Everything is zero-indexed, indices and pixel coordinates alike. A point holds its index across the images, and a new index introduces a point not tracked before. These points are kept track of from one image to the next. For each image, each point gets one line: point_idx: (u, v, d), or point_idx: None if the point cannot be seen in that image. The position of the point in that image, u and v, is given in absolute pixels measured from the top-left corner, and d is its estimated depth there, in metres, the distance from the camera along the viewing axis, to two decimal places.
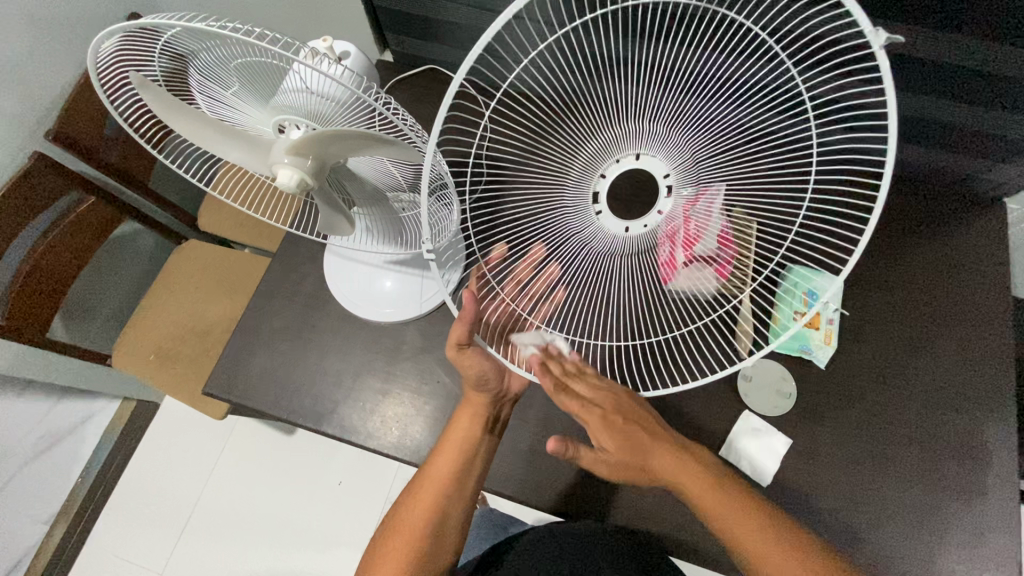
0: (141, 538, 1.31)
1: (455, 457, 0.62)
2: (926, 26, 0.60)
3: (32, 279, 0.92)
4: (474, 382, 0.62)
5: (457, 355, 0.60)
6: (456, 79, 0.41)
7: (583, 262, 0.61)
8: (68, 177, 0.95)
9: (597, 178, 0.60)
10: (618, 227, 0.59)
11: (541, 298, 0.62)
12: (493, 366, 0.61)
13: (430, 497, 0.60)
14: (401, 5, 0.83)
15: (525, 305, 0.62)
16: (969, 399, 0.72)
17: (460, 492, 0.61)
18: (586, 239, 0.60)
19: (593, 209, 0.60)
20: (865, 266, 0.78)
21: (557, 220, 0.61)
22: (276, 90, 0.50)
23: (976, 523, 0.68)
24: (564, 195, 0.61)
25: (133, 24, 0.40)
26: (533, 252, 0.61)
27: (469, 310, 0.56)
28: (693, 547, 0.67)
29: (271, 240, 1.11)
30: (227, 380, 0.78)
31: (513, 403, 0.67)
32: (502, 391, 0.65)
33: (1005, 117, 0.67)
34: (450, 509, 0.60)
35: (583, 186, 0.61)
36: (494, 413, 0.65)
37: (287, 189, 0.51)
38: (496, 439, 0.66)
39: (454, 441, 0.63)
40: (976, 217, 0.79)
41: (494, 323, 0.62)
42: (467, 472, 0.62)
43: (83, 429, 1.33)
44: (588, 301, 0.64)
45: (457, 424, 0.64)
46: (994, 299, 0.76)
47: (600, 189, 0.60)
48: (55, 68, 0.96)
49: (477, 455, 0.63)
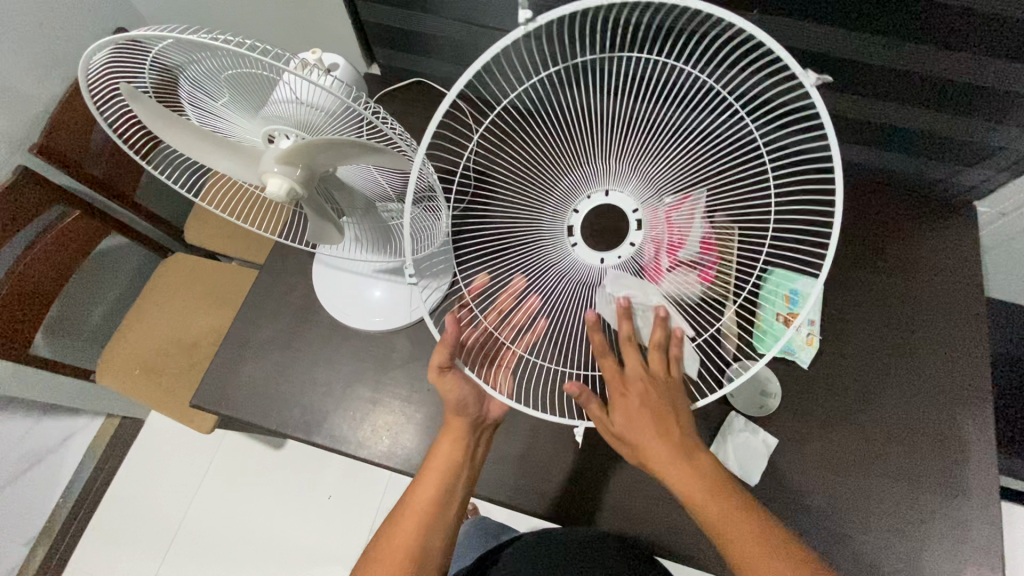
0: (122, 559, 1.28)
1: (439, 479, 0.62)
2: (902, 39, 0.62)
3: (15, 295, 0.91)
4: (456, 408, 0.63)
5: (437, 379, 0.61)
6: (448, 96, 0.46)
7: (560, 296, 0.62)
8: (50, 190, 0.95)
9: (570, 213, 0.61)
10: (595, 260, 0.60)
11: (522, 327, 0.65)
12: (473, 390, 0.63)
13: (414, 523, 0.60)
14: (387, 20, 0.84)
15: (507, 334, 0.65)
16: (947, 395, 0.74)
17: (442, 518, 0.61)
18: (564, 270, 0.61)
19: (569, 242, 0.61)
20: (844, 269, 0.80)
21: (536, 254, 0.62)
22: (265, 100, 0.51)
23: (959, 518, 0.69)
24: (541, 228, 0.62)
25: (124, 37, 0.40)
26: (513, 286, 0.62)
27: (451, 334, 0.58)
28: (683, 546, 0.68)
29: (259, 253, 1.11)
30: (216, 392, 0.77)
31: (495, 430, 0.68)
32: (482, 415, 0.65)
33: (977, 123, 0.70)
34: (433, 535, 0.60)
35: (558, 219, 0.62)
36: (477, 438, 0.65)
37: (277, 199, 0.51)
38: (478, 464, 0.65)
39: (438, 463, 0.62)
40: (947, 221, 0.82)
41: (474, 346, 0.65)
42: (452, 495, 0.62)
43: (66, 447, 1.31)
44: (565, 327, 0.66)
45: (441, 448, 0.63)
46: (968, 299, 0.78)
47: (574, 222, 0.61)
48: (41, 83, 0.97)
49: (460, 478, 0.63)
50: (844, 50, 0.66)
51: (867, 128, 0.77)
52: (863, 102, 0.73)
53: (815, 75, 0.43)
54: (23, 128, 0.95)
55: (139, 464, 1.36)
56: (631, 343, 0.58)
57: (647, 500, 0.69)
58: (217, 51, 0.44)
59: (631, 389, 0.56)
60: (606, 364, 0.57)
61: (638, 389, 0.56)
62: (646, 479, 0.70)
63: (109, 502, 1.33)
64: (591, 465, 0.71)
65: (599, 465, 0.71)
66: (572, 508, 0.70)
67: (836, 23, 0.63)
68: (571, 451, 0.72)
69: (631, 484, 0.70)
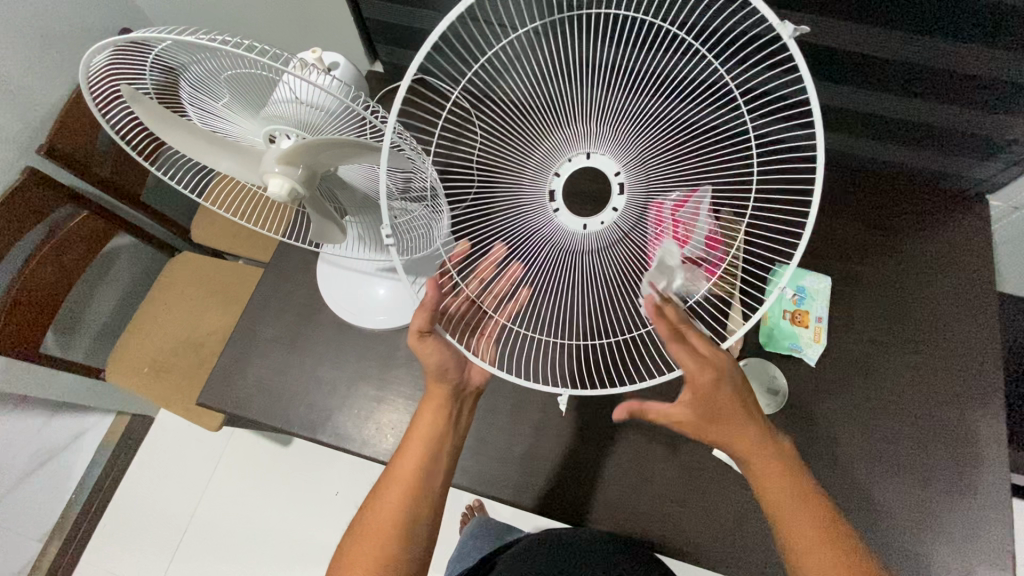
0: (132, 555, 1.30)
1: (420, 449, 0.61)
2: (920, 32, 0.61)
3: (25, 295, 0.92)
4: (435, 374, 0.62)
5: (418, 344, 0.60)
6: (408, 73, 0.45)
7: (542, 263, 0.60)
8: (58, 190, 0.95)
9: (551, 177, 0.61)
10: (577, 226, 0.60)
11: (504, 295, 0.63)
12: (453, 355, 0.62)
13: (398, 495, 0.59)
14: (389, 17, 0.84)
15: (489, 303, 0.63)
16: (958, 393, 0.73)
17: (427, 488, 0.61)
18: (546, 237, 0.60)
19: (550, 208, 0.61)
20: (851, 264, 0.79)
21: (517, 219, 0.61)
22: (266, 101, 0.51)
23: (970, 517, 0.68)
24: (521, 192, 0.61)
25: (124, 39, 0.40)
26: (493, 252, 0.60)
27: (429, 299, 0.57)
28: (690, 544, 0.68)
29: (264, 251, 1.11)
30: (222, 391, 0.78)
31: (476, 397, 0.68)
32: (463, 383, 0.65)
33: (990, 117, 0.68)
34: (421, 503, 0.60)
35: (539, 182, 0.61)
36: (458, 404, 0.65)
37: (279, 199, 0.51)
38: (459, 433, 0.66)
39: (419, 431, 0.62)
40: (959, 214, 0.80)
41: (455, 315, 0.62)
42: (435, 464, 0.62)
43: (77, 444, 1.33)
44: (551, 297, 0.63)
45: (422, 416, 0.63)
46: (981, 294, 0.77)
47: (555, 186, 0.61)
48: (47, 83, 0.97)
49: (443, 445, 0.63)
50: (854, 43, 0.64)
51: (873, 122, 0.76)
52: (874, 96, 0.72)
53: (794, 31, 0.43)
54: (29, 129, 0.96)
55: (148, 462, 1.37)
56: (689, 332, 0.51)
57: (654, 497, 0.69)
58: (216, 52, 0.44)
59: (705, 380, 0.51)
60: (674, 349, 0.51)
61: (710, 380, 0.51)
62: (650, 476, 0.70)
63: (120, 498, 1.35)
64: (597, 462, 0.71)
65: (604, 462, 0.71)
66: (575, 506, 0.70)
67: (843, 15, 0.62)
68: (575, 447, 0.72)
69: (635, 481, 0.70)
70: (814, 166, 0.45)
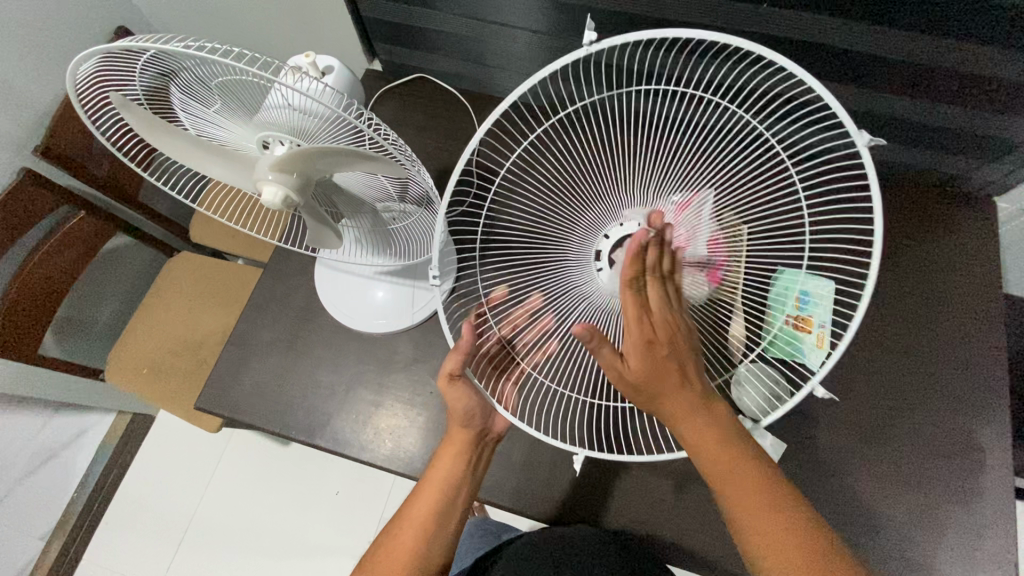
0: (134, 553, 1.30)
1: (438, 493, 0.61)
2: (934, 30, 0.59)
3: (23, 297, 0.92)
4: (462, 418, 0.62)
5: (446, 386, 0.60)
6: (500, 107, 0.48)
7: (576, 317, 0.60)
8: (54, 191, 0.95)
9: (601, 238, 0.58)
10: (619, 285, 0.57)
11: (535, 345, 0.62)
12: (481, 402, 0.62)
13: (412, 536, 0.59)
14: (388, 16, 0.82)
15: (519, 351, 0.63)
16: (964, 399, 0.72)
17: (441, 530, 0.61)
18: (586, 294, 0.59)
19: (594, 266, 0.58)
20: (858, 269, 0.78)
21: (558, 275, 0.60)
22: (259, 108, 0.50)
23: (973, 525, 0.68)
24: (567, 254, 0.60)
25: (108, 46, 0.39)
26: (529, 302, 0.60)
27: (465, 342, 0.57)
28: (690, 550, 0.68)
29: (264, 252, 1.10)
30: (220, 395, 0.77)
31: (497, 442, 0.67)
32: (486, 429, 0.65)
33: (1000, 118, 0.67)
34: (434, 546, 0.60)
35: (586, 247, 0.59)
36: (479, 450, 0.65)
37: (273, 207, 0.50)
38: (477, 478, 0.65)
39: (439, 476, 0.62)
40: (965, 217, 0.79)
41: (484, 360, 0.63)
42: (452, 508, 0.61)
43: (78, 443, 1.33)
44: (579, 348, 0.63)
45: (443, 459, 0.63)
46: (987, 298, 0.76)
47: (603, 247, 0.57)
48: (42, 83, 0.96)
49: (461, 491, 0.62)
50: (863, 44, 0.63)
51: (880, 123, 0.74)
52: (881, 96, 0.70)
53: (869, 136, 0.45)
54: (24, 129, 0.95)
55: (149, 460, 1.38)
56: (653, 278, 0.49)
57: (655, 504, 0.69)
58: (204, 59, 0.43)
59: (655, 333, 0.48)
60: (631, 292, 0.48)
61: (662, 330, 0.48)
62: (651, 483, 0.70)
63: (123, 495, 1.36)
64: (596, 468, 0.71)
65: (603, 468, 0.71)
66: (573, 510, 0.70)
67: (853, 16, 0.60)
68: (575, 454, 0.72)
69: (636, 488, 0.70)
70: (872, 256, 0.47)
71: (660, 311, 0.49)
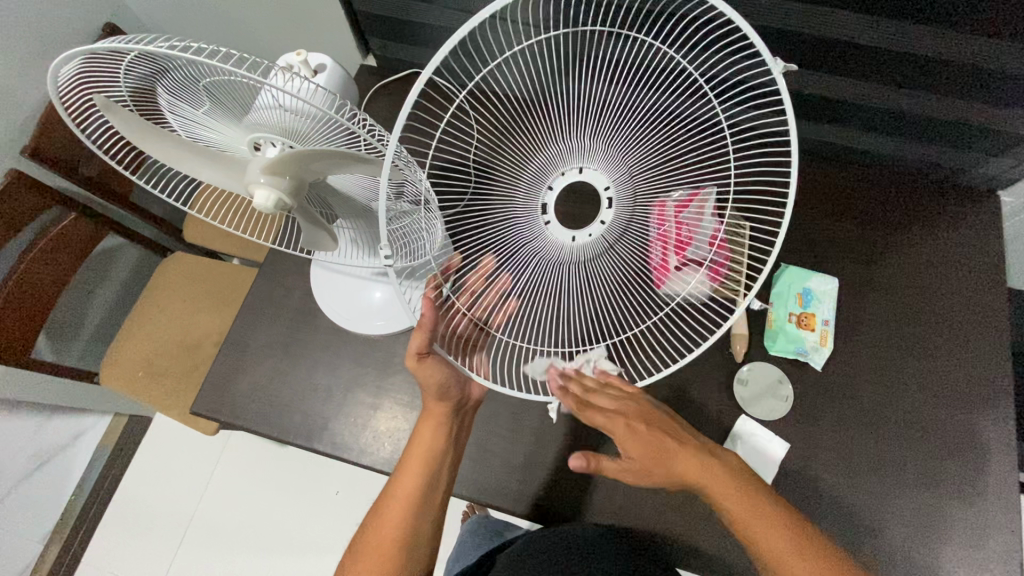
0: (133, 554, 1.30)
1: (420, 468, 0.60)
2: (940, 23, 0.57)
3: (15, 302, 0.90)
4: (436, 390, 0.60)
5: (416, 365, 0.58)
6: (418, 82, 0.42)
7: (530, 277, 0.60)
8: (43, 192, 0.93)
9: (545, 190, 0.62)
10: (566, 237, 0.61)
11: (494, 307, 0.62)
12: (454, 371, 0.60)
13: (399, 515, 0.59)
14: (381, 10, 0.80)
15: (478, 314, 0.62)
16: (969, 395, 0.71)
17: (427, 505, 0.60)
18: (536, 249, 0.61)
19: (542, 219, 0.62)
20: (861, 265, 0.77)
21: (509, 230, 0.61)
22: (249, 110, 0.48)
23: (978, 522, 0.67)
24: (513, 205, 0.63)
25: (89, 48, 0.38)
26: (483, 264, 0.60)
27: (427, 318, 0.54)
28: (693, 550, 0.67)
29: (259, 252, 1.09)
30: (216, 399, 0.76)
31: (475, 408, 0.66)
32: (462, 397, 0.63)
33: (1005, 111, 0.66)
34: (421, 521, 0.59)
35: (531, 197, 0.63)
36: (457, 419, 0.64)
37: (266, 210, 0.49)
38: (459, 443, 0.64)
39: (419, 450, 0.61)
40: (969, 211, 0.78)
41: (453, 333, 0.62)
42: (435, 482, 0.60)
43: (75, 445, 1.32)
44: (537, 307, 0.62)
45: (422, 432, 0.61)
46: (991, 293, 0.75)
47: (547, 200, 0.62)
48: (30, 82, 0.94)
49: (443, 463, 0.61)
50: (867, 36, 0.61)
51: (884, 117, 0.73)
52: (884, 90, 0.69)
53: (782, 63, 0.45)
54: (12, 129, 0.93)
55: (147, 462, 1.37)
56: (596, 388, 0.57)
57: (657, 505, 0.68)
58: (190, 60, 0.41)
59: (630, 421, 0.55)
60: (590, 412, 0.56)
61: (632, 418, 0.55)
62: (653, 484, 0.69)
63: (121, 497, 1.35)
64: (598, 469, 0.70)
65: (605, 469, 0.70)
66: (576, 512, 0.69)
67: (857, 8, 0.58)
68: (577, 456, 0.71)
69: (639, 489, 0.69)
70: (785, 193, 0.48)
71: (619, 402, 0.57)
